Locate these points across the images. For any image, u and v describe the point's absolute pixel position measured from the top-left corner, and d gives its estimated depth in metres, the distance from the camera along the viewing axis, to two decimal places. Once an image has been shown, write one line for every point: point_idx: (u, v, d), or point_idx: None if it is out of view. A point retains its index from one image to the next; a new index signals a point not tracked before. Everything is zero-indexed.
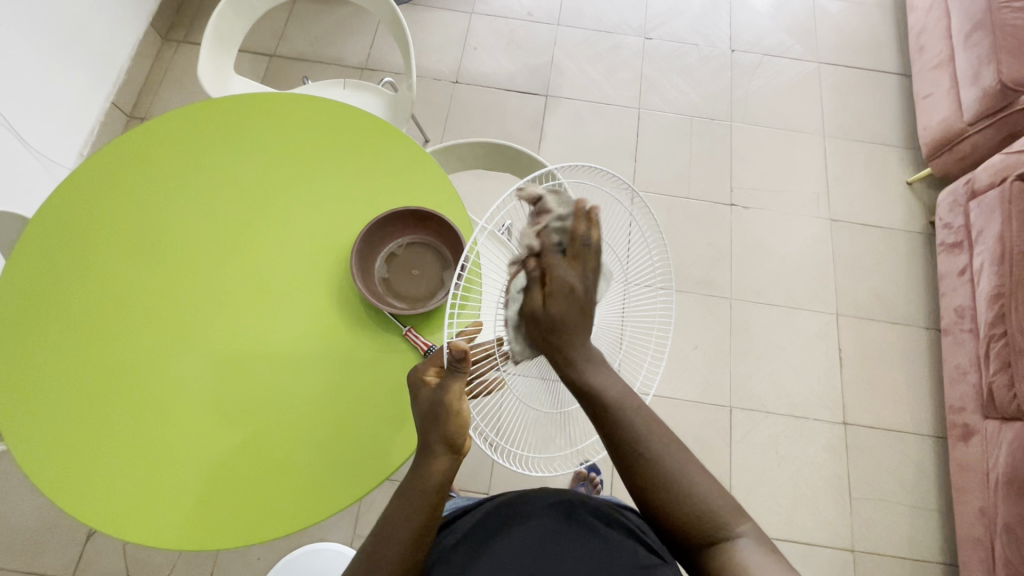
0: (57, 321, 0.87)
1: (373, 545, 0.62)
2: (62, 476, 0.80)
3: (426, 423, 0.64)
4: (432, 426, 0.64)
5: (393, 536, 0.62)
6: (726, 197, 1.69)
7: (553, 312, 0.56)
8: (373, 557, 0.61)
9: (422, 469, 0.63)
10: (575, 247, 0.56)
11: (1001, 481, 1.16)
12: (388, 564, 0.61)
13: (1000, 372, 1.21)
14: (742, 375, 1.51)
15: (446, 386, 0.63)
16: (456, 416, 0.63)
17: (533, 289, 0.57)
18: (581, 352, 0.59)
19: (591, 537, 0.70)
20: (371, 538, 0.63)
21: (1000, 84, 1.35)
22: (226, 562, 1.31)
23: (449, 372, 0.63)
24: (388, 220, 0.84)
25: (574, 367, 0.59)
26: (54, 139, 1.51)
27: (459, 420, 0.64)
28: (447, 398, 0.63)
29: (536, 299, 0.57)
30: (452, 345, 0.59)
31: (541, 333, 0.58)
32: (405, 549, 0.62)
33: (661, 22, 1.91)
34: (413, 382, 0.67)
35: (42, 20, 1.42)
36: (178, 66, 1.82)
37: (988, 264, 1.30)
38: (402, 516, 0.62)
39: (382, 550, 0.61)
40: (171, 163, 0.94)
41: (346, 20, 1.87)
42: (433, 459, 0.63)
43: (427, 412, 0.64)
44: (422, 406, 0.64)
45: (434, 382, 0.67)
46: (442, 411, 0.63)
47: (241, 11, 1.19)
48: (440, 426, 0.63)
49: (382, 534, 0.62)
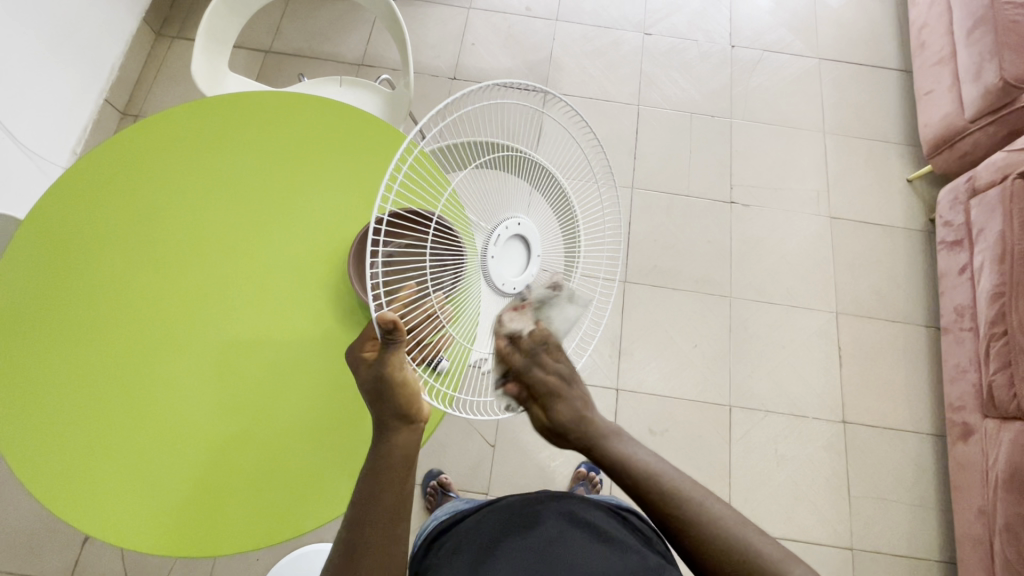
0: (51, 320, 0.86)
1: (351, 529, 0.61)
2: (55, 477, 0.80)
3: (375, 399, 0.64)
4: (384, 401, 0.63)
5: (369, 517, 0.61)
6: (726, 196, 1.68)
7: (556, 415, 0.69)
8: (353, 543, 0.60)
9: (384, 444, 0.64)
10: (541, 355, 0.66)
11: (1001, 480, 1.16)
12: (367, 545, 0.60)
13: (1000, 371, 1.21)
14: (742, 374, 1.51)
15: (387, 360, 0.61)
16: (403, 386, 0.63)
17: (533, 408, 0.69)
18: (597, 429, 0.71)
19: (591, 534, 0.69)
20: (348, 523, 0.62)
21: (1002, 81, 1.34)
22: (225, 565, 1.31)
23: (386, 347, 0.60)
24: (388, 220, 0.83)
25: (598, 445, 0.70)
26: (46, 138, 1.49)
27: (406, 390, 0.63)
28: (387, 370, 0.61)
29: (539, 411, 0.70)
30: (380, 317, 0.55)
31: (557, 434, 0.71)
32: (383, 529, 0.61)
33: (660, 17, 1.89)
34: (351, 360, 0.65)
35: (33, 16, 1.40)
36: (172, 62, 1.79)
37: (989, 262, 1.29)
38: (375, 497, 0.61)
39: (360, 535, 0.60)
40: (167, 161, 0.93)
41: (342, 15, 1.85)
42: (393, 432, 0.64)
43: (373, 389, 0.63)
44: (366, 382, 0.64)
45: (372, 359, 0.64)
46: (386, 384, 0.62)
47: (236, 8, 1.18)
48: (389, 400, 0.63)
49: (357, 518, 0.61)
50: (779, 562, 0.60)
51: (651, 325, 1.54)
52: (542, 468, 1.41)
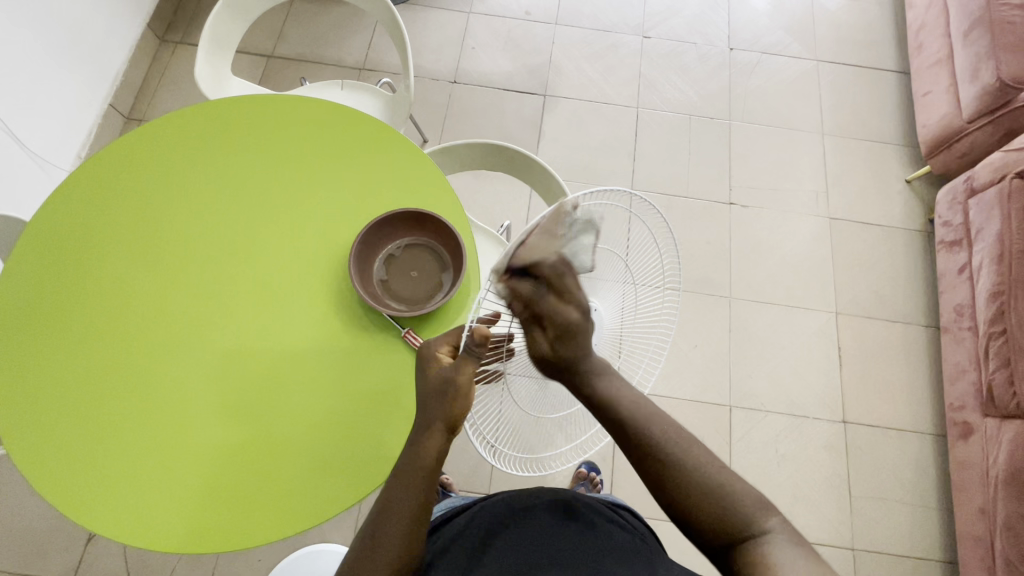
0: (59, 325, 0.87)
1: (375, 521, 0.61)
2: (68, 478, 0.80)
3: (432, 399, 0.64)
4: (438, 403, 0.63)
5: (394, 512, 0.61)
6: (725, 197, 1.69)
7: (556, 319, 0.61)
8: (375, 536, 0.60)
9: (419, 444, 0.63)
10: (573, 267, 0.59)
11: (1001, 479, 1.16)
12: (388, 541, 0.60)
13: (1000, 370, 1.21)
14: (742, 374, 1.51)
15: (459, 366, 0.63)
16: (464, 397, 0.63)
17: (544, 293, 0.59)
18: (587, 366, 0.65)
19: (582, 527, 0.70)
20: (372, 517, 0.62)
21: (999, 81, 1.35)
22: (227, 564, 1.31)
23: (463, 354, 0.63)
24: (390, 220, 0.84)
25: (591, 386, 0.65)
26: (51, 141, 1.50)
27: (466, 399, 0.64)
28: (456, 377, 0.63)
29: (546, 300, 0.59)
30: (476, 329, 0.59)
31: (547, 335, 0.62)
32: (406, 526, 0.61)
33: (658, 20, 1.91)
34: (424, 356, 0.67)
35: (39, 23, 1.42)
36: (176, 67, 1.81)
37: (987, 261, 1.30)
38: (402, 492, 0.62)
39: (383, 529, 0.60)
40: (174, 161, 0.94)
41: (344, 20, 1.87)
42: (430, 435, 0.63)
43: (435, 389, 0.64)
44: (432, 381, 0.64)
45: (445, 361, 0.66)
46: (451, 389, 0.63)
47: (240, 13, 1.19)
48: (447, 404, 0.63)
49: (382, 512, 0.61)
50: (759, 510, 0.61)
51: None
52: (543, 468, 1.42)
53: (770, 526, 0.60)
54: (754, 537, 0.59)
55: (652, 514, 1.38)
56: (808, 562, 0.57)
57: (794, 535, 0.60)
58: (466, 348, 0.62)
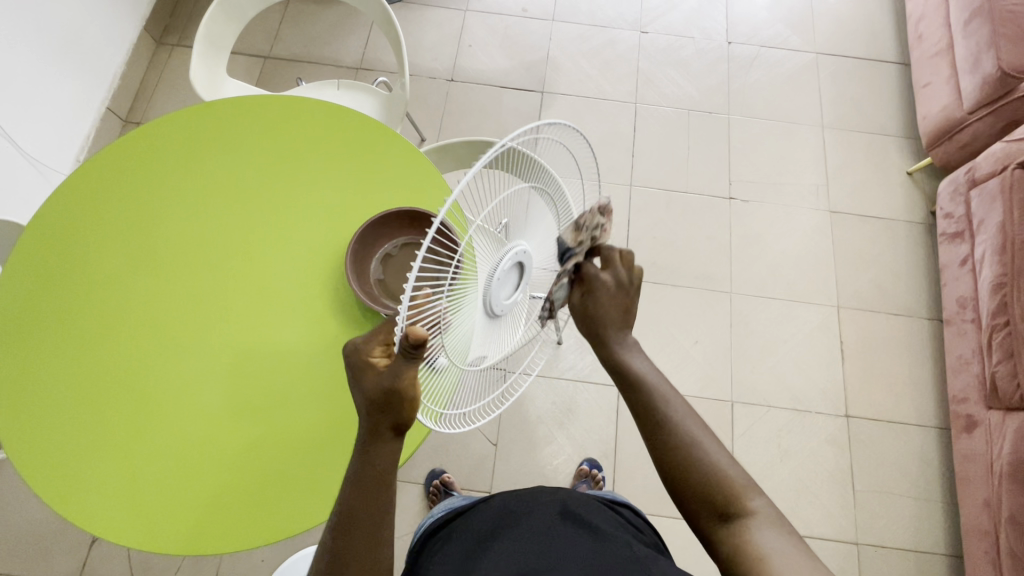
0: (56, 329, 0.87)
1: (335, 538, 0.60)
2: (67, 482, 0.80)
3: (376, 409, 0.60)
4: (385, 413, 0.60)
5: (354, 526, 0.60)
6: (725, 192, 1.68)
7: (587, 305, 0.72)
8: (340, 552, 0.59)
9: (372, 454, 0.62)
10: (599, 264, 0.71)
11: (1005, 471, 1.16)
12: (353, 554, 0.60)
13: (1003, 362, 1.20)
14: (744, 370, 1.51)
15: (400, 373, 0.58)
16: (411, 401, 0.60)
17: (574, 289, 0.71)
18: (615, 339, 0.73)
19: (579, 529, 0.69)
20: (333, 533, 0.60)
21: (1000, 71, 1.34)
22: (230, 564, 1.32)
23: (403, 360, 0.56)
24: (384, 220, 0.84)
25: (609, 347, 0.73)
26: (49, 146, 1.51)
27: (415, 401, 0.60)
28: (397, 382, 0.58)
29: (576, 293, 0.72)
30: (411, 333, 0.52)
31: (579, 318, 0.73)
32: (369, 536, 0.60)
33: (656, 16, 1.90)
34: (358, 364, 0.61)
35: (37, 28, 1.42)
36: (173, 70, 1.81)
37: (989, 253, 1.29)
38: (361, 503, 0.61)
39: (347, 542, 0.60)
40: (169, 163, 0.94)
41: (340, 20, 1.86)
42: (382, 443, 0.62)
43: (380, 399, 0.60)
44: (374, 391, 0.59)
45: (381, 364, 0.61)
46: (397, 397, 0.59)
47: (233, 14, 1.19)
48: (393, 409, 0.60)
49: (344, 527, 0.60)
50: (745, 495, 0.61)
51: (651, 322, 1.55)
52: (545, 465, 1.42)
53: (756, 511, 0.60)
54: (736, 520, 0.60)
55: (654, 512, 1.37)
56: (790, 550, 0.56)
57: (783, 526, 0.59)
58: (400, 352, 0.55)
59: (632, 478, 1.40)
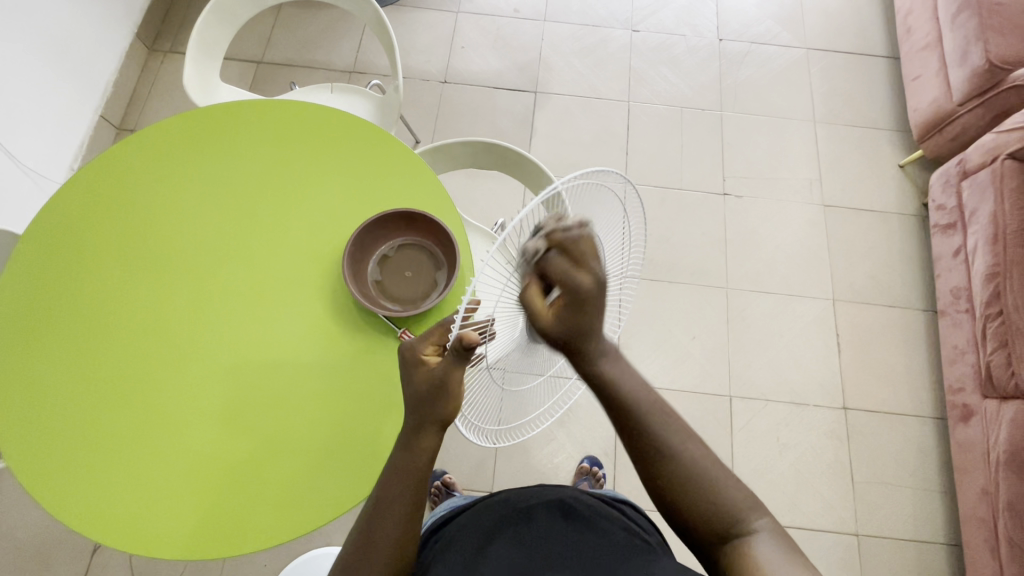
0: (53, 340, 0.87)
1: (371, 522, 0.62)
2: (65, 489, 0.80)
3: (423, 402, 0.61)
4: (430, 407, 0.61)
5: (388, 511, 0.62)
6: (719, 188, 1.69)
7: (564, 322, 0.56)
8: (371, 535, 0.61)
9: (412, 444, 0.63)
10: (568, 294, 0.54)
11: (1002, 459, 1.17)
12: (385, 539, 0.61)
13: (997, 351, 1.21)
14: (741, 364, 1.51)
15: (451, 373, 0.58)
16: (456, 399, 0.60)
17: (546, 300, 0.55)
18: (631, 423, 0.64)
19: (578, 526, 0.69)
20: (366, 516, 0.63)
21: (988, 63, 1.36)
22: (233, 564, 1.32)
23: (454, 362, 0.57)
24: (382, 221, 0.84)
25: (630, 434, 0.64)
26: (43, 154, 1.50)
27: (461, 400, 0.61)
28: (444, 384, 0.59)
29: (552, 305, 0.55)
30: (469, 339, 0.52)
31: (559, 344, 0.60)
32: (402, 523, 0.62)
33: (646, 14, 1.91)
34: (409, 358, 0.62)
35: (28, 37, 1.42)
36: (166, 76, 1.81)
37: (981, 244, 1.30)
38: (397, 488, 0.62)
39: (379, 528, 0.61)
40: (166, 169, 0.94)
41: (332, 24, 1.86)
42: (423, 435, 0.62)
43: (427, 393, 0.60)
44: (424, 387, 0.60)
45: (432, 361, 0.62)
46: (444, 395, 0.59)
47: (225, 18, 1.19)
48: (439, 404, 0.61)
49: (377, 513, 0.62)
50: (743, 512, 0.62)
51: (649, 319, 1.55)
52: (546, 463, 1.42)
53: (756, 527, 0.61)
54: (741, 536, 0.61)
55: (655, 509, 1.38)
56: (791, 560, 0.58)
57: (778, 536, 0.61)
58: (450, 353, 0.56)
59: (633, 475, 1.40)
